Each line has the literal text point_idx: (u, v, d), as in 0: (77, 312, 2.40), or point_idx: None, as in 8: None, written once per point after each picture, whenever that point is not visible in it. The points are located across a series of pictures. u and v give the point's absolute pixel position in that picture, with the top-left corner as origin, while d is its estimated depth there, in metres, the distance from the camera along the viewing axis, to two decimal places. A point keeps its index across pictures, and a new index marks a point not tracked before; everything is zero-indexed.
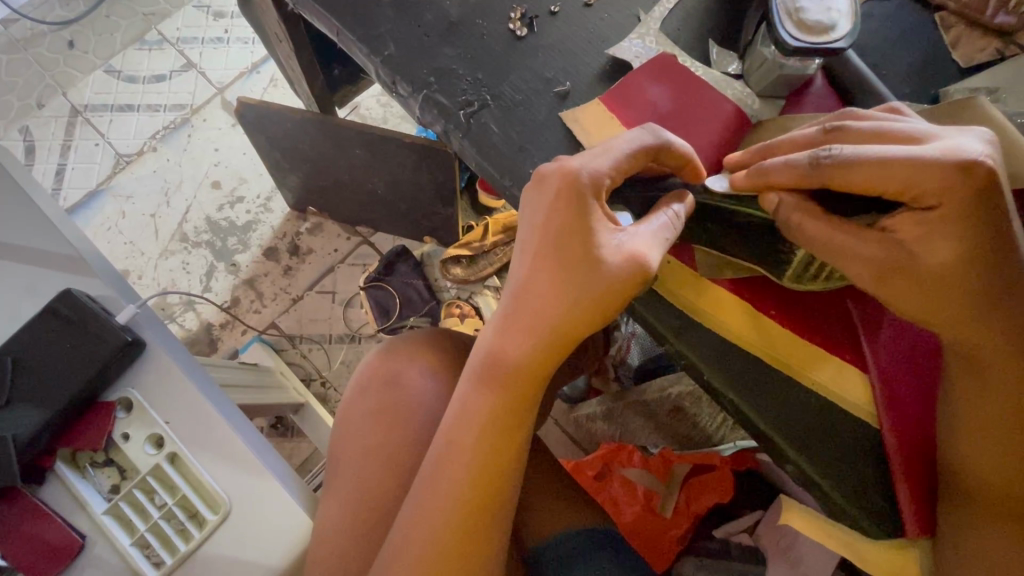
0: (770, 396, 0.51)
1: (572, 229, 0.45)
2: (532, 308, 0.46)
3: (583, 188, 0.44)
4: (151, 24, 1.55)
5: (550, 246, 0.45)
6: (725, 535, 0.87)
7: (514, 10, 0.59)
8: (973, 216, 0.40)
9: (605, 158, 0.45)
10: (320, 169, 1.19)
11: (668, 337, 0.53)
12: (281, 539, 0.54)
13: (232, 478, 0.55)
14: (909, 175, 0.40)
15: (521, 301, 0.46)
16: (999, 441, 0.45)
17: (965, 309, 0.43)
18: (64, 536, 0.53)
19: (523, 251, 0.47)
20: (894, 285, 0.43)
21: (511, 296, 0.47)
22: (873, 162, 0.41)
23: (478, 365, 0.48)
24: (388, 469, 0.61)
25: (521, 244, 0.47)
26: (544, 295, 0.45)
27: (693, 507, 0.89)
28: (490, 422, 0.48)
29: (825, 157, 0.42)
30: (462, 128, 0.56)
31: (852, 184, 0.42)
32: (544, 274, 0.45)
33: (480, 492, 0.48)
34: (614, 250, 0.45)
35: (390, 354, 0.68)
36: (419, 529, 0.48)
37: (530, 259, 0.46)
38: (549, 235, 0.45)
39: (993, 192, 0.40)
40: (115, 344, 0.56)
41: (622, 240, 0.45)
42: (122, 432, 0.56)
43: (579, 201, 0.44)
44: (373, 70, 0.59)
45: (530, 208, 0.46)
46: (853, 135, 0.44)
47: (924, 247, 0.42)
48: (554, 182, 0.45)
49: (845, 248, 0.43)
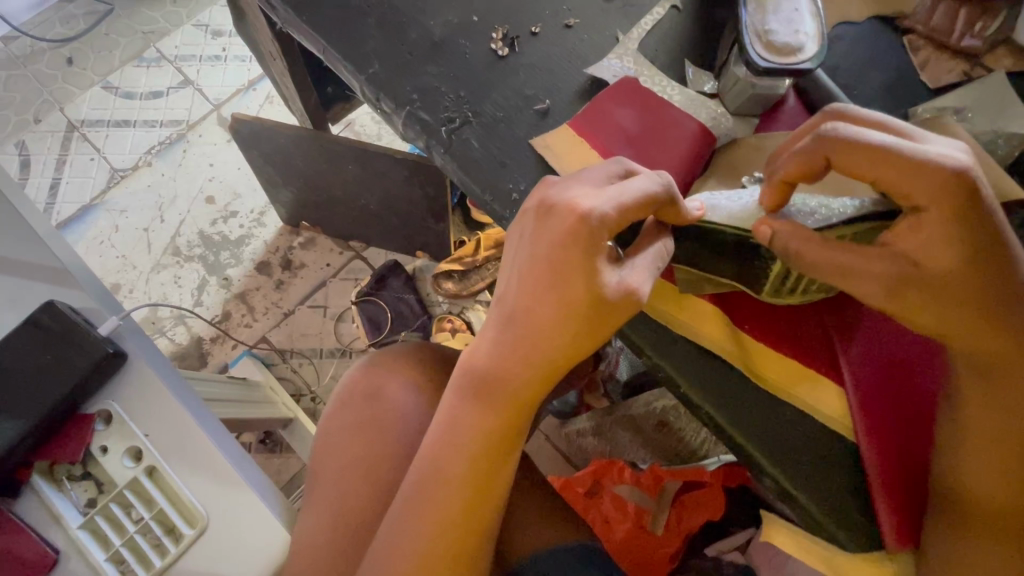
0: (753, 413, 0.49)
1: (578, 270, 0.37)
2: (532, 337, 0.39)
3: (591, 228, 0.36)
4: (150, 42, 1.58)
5: (546, 279, 0.38)
6: (718, 553, 0.87)
7: (496, 30, 0.58)
8: (963, 219, 0.38)
9: (606, 200, 0.37)
10: (312, 184, 1.22)
11: (645, 350, 0.51)
12: (256, 555, 0.53)
13: (210, 492, 0.54)
14: (905, 169, 0.38)
15: (519, 332, 0.39)
16: (998, 452, 0.42)
17: (978, 324, 0.40)
18: (38, 552, 0.52)
19: (522, 279, 0.39)
20: (909, 296, 0.40)
21: (505, 322, 0.40)
22: (877, 152, 0.38)
23: (467, 381, 0.42)
24: (370, 480, 0.60)
25: (518, 271, 0.39)
26: (546, 327, 0.38)
27: (683, 525, 0.89)
28: (480, 445, 0.42)
29: (828, 130, 0.39)
30: (444, 144, 0.55)
31: (848, 171, 0.40)
32: (548, 312, 0.38)
33: (463, 519, 0.43)
34: (617, 292, 0.38)
35: (372, 368, 0.66)
36: (394, 562, 0.43)
37: (528, 292, 0.38)
38: (551, 267, 0.37)
39: (979, 198, 0.38)
40: (96, 356, 0.56)
41: (622, 276, 0.38)
42: (101, 445, 0.56)
43: (588, 242, 0.36)
44: (359, 88, 0.58)
45: (532, 239, 0.38)
46: (848, 146, 0.39)
47: (928, 252, 0.39)
48: (563, 216, 0.37)
49: (851, 266, 0.40)
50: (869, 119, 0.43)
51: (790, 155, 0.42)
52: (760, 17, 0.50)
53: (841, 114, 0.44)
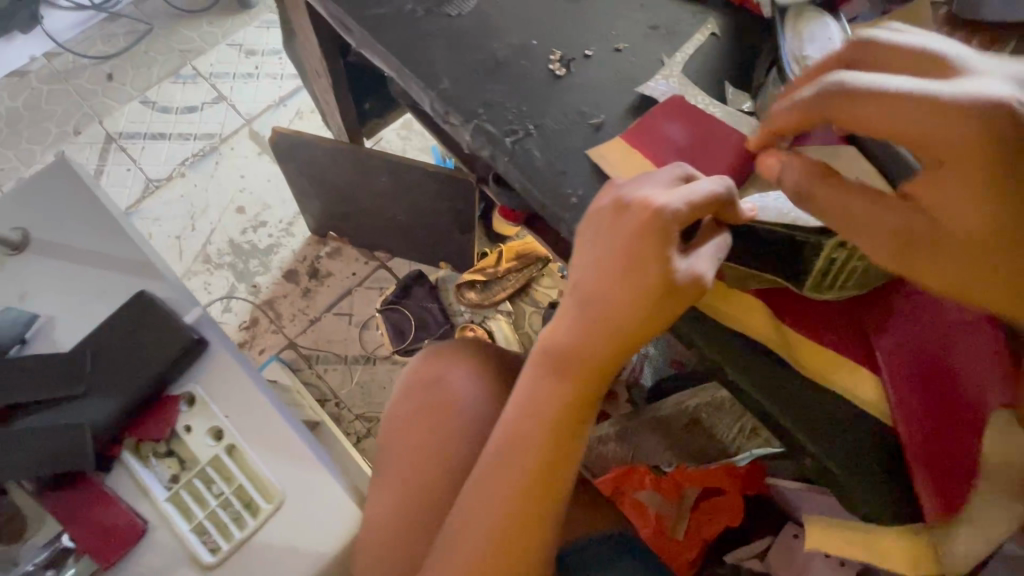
0: (799, 400, 0.53)
1: (648, 256, 0.42)
2: (607, 318, 0.44)
3: (664, 220, 0.42)
4: (186, 60, 1.67)
5: (623, 266, 0.43)
6: (737, 560, 0.92)
7: (553, 53, 0.65)
8: (983, 168, 0.40)
9: (677, 196, 0.43)
10: (344, 195, 1.28)
11: (699, 342, 0.55)
12: (330, 526, 0.57)
13: (287, 469, 0.59)
14: (906, 113, 0.42)
15: (596, 314, 0.44)
16: None
17: (994, 267, 0.42)
18: (129, 521, 0.56)
19: (599, 267, 0.44)
20: (914, 253, 0.44)
21: (581, 306, 0.45)
22: (878, 103, 0.43)
23: (546, 360, 0.47)
24: (435, 468, 0.63)
25: (595, 262, 0.45)
26: (620, 308, 0.43)
27: (703, 531, 0.92)
28: (557, 416, 0.47)
29: (829, 91, 0.45)
30: (508, 153, 0.60)
31: (852, 122, 0.44)
32: (623, 293, 0.43)
33: (541, 485, 0.48)
34: (686, 277, 0.43)
35: (434, 358, 0.69)
36: (480, 522, 0.49)
37: (605, 278, 0.44)
38: (626, 254, 0.43)
39: (1006, 147, 0.40)
40: (185, 342, 0.61)
41: (690, 263, 0.43)
42: (185, 424, 0.61)
43: (660, 230, 0.42)
44: (427, 102, 0.64)
45: (609, 232, 0.44)
46: (852, 102, 0.44)
47: (942, 204, 0.42)
48: (639, 212, 0.43)
49: (863, 213, 0.45)
50: (890, 53, 0.46)
51: (790, 106, 0.48)
52: (797, 45, 0.59)
53: (857, 47, 0.48)
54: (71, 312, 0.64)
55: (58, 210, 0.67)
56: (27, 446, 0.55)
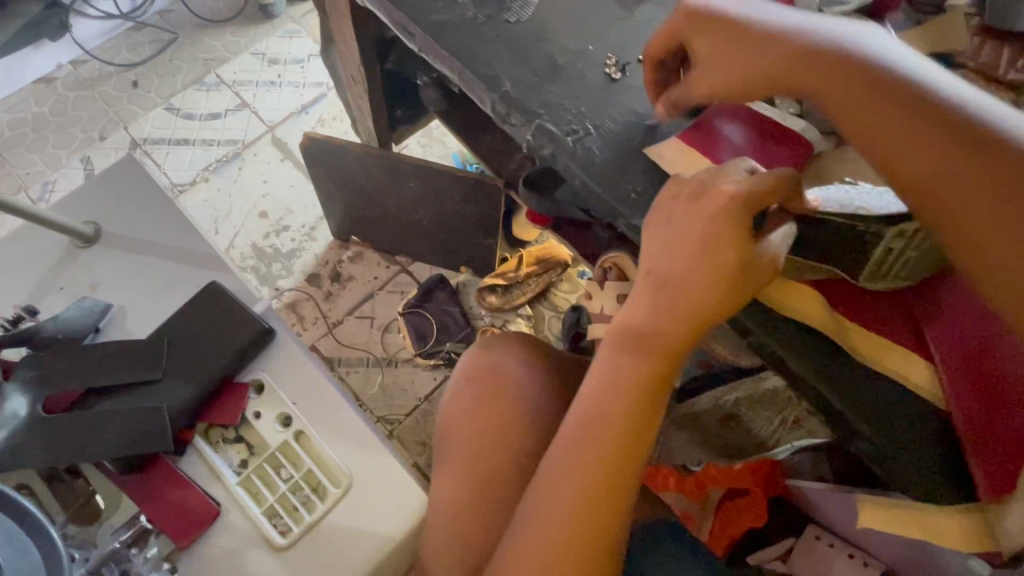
0: (855, 384, 0.56)
1: (727, 237, 0.46)
2: (685, 294, 0.48)
3: (741, 203, 0.46)
4: (210, 68, 1.71)
5: (701, 247, 0.47)
6: (759, 561, 0.88)
7: (609, 57, 0.68)
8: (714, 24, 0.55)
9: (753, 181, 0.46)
10: (370, 201, 1.32)
11: (755, 329, 0.59)
12: (397, 509, 0.58)
13: (354, 453, 0.61)
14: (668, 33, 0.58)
15: (674, 292, 0.49)
16: None
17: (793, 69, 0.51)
18: (202, 502, 0.58)
19: (677, 249, 0.49)
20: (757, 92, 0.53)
21: (659, 287, 0.49)
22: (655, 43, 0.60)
23: (625, 338, 0.51)
24: (499, 453, 0.65)
25: (672, 245, 0.49)
26: (698, 286, 0.48)
27: (728, 530, 0.91)
28: (637, 390, 0.51)
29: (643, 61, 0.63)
30: (569, 150, 0.63)
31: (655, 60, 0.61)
32: (701, 272, 0.47)
33: (620, 458, 0.51)
34: (761, 257, 0.47)
35: (489, 347, 0.72)
36: (562, 496, 0.51)
37: (683, 259, 0.48)
38: (704, 237, 0.47)
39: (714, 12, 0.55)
40: (256, 331, 0.63)
41: (765, 245, 0.47)
42: (255, 410, 0.63)
43: (737, 212, 0.46)
44: (489, 103, 0.67)
45: (686, 217, 0.48)
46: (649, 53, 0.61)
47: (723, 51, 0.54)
48: (716, 197, 0.47)
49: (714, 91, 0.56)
50: None
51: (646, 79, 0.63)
52: None
53: None
54: (137, 303, 0.66)
55: (124, 205, 0.70)
56: (109, 429, 0.58)
